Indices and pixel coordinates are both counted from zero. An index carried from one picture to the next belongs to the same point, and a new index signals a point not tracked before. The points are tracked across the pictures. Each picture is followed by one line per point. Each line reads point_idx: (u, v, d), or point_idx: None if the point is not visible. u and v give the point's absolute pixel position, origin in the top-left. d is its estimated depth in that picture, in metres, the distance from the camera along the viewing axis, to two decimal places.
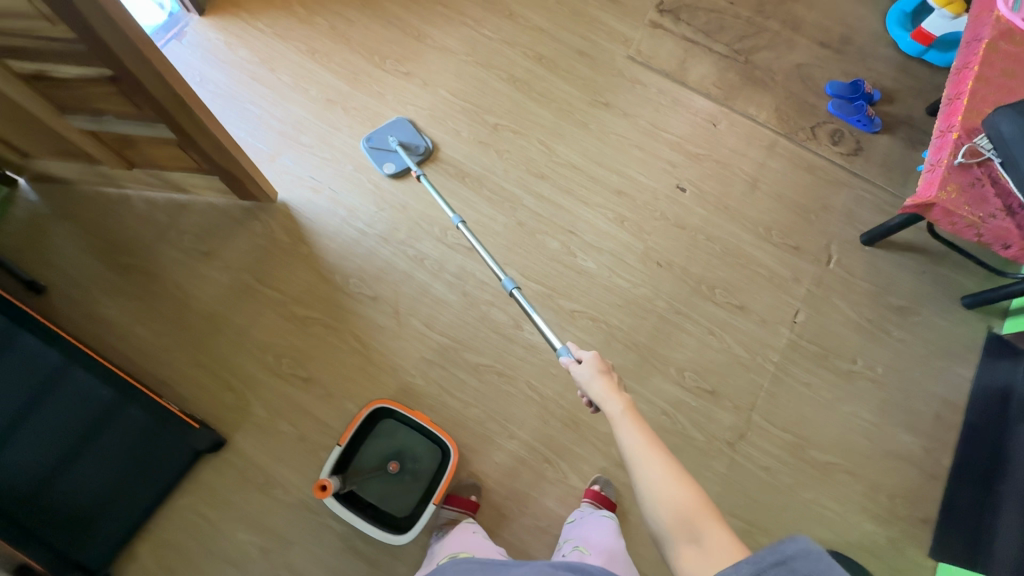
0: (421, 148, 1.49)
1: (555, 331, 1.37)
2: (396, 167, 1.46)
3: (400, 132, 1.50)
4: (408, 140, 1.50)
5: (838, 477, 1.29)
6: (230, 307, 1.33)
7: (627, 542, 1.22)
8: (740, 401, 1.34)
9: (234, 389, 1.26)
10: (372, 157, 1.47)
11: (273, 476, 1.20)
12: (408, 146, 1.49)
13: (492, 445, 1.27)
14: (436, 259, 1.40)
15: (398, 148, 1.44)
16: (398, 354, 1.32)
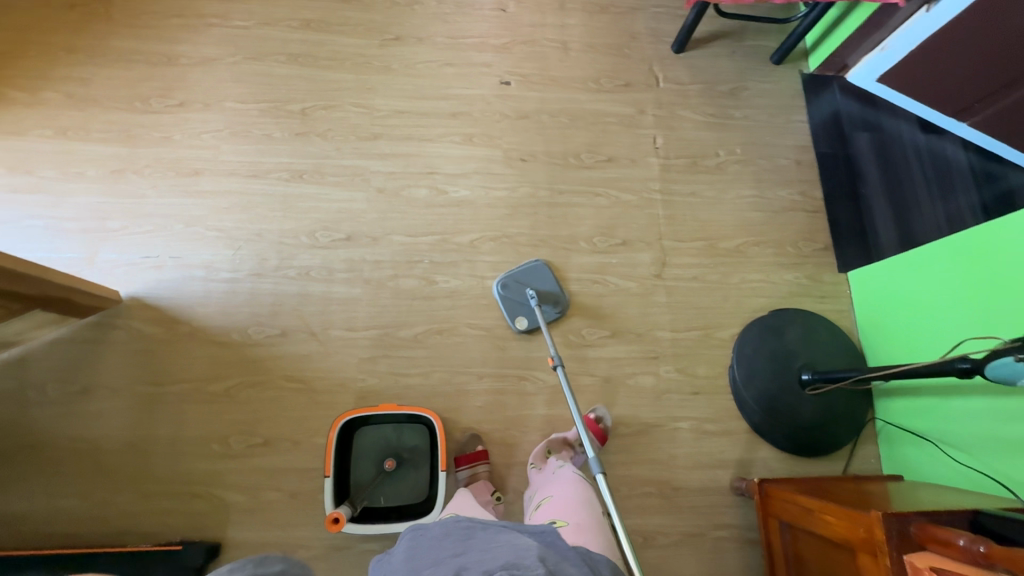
0: (557, 308, 1.34)
1: (467, 267, 1.38)
2: (530, 321, 1.32)
3: (539, 278, 1.35)
4: (550, 291, 1.35)
5: (749, 253, 1.46)
6: (144, 424, 1.20)
7: (621, 400, 1.32)
8: (649, 236, 1.44)
9: (199, 493, 1.17)
10: (506, 306, 1.33)
11: (288, 541, 1.16)
12: (548, 296, 1.35)
13: (469, 393, 1.29)
14: (322, 266, 1.34)
15: (536, 308, 1.30)
16: (339, 368, 1.28)
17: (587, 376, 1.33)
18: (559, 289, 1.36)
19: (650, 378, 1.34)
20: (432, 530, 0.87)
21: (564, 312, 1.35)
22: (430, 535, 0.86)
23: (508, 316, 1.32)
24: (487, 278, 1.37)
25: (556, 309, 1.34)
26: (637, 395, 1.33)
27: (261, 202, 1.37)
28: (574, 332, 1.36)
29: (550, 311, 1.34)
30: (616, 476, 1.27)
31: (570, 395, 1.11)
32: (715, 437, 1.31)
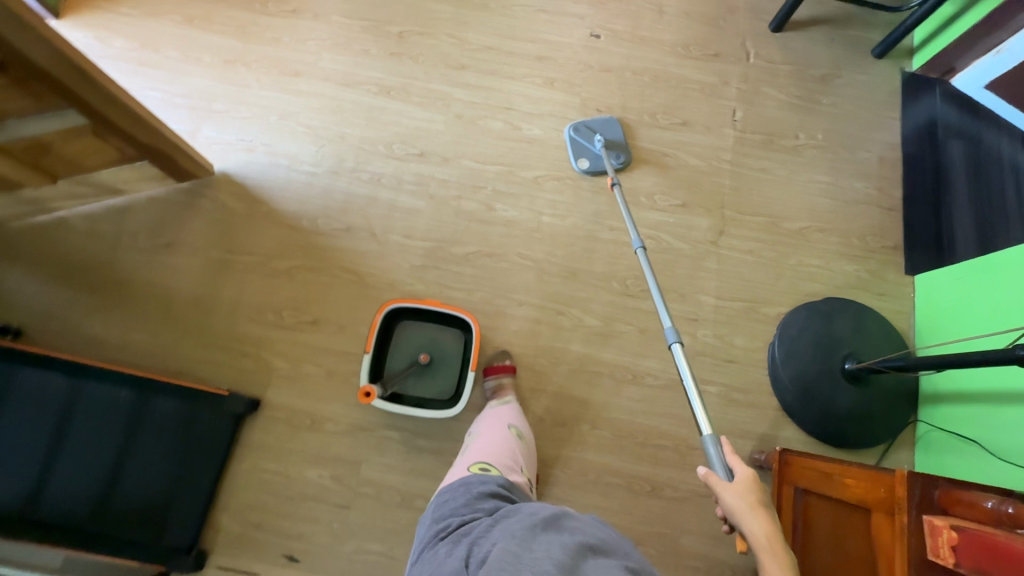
0: (621, 158, 1.44)
1: (526, 201, 1.42)
2: (592, 162, 1.43)
3: (608, 128, 1.46)
4: (615, 142, 1.45)
5: (812, 238, 1.42)
6: (214, 284, 1.33)
7: (654, 354, 1.33)
8: (710, 204, 1.44)
9: (249, 353, 1.28)
10: (573, 147, 1.45)
11: (319, 414, 1.25)
12: (614, 146, 1.45)
13: (507, 317, 1.33)
14: (392, 175, 1.42)
15: (601, 150, 1.41)
16: (391, 270, 1.35)
17: (624, 325, 1.34)
18: (626, 143, 1.46)
19: (686, 339, 1.34)
20: (436, 504, 0.86)
21: (627, 165, 1.45)
22: (435, 507, 0.85)
23: (573, 155, 1.44)
24: (543, 214, 1.41)
25: (621, 159, 1.44)
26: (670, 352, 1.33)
27: (349, 109, 1.46)
28: (619, 280, 1.37)
29: (614, 159, 1.44)
30: (634, 423, 1.28)
31: (649, 271, 1.16)
32: (741, 408, 1.30)
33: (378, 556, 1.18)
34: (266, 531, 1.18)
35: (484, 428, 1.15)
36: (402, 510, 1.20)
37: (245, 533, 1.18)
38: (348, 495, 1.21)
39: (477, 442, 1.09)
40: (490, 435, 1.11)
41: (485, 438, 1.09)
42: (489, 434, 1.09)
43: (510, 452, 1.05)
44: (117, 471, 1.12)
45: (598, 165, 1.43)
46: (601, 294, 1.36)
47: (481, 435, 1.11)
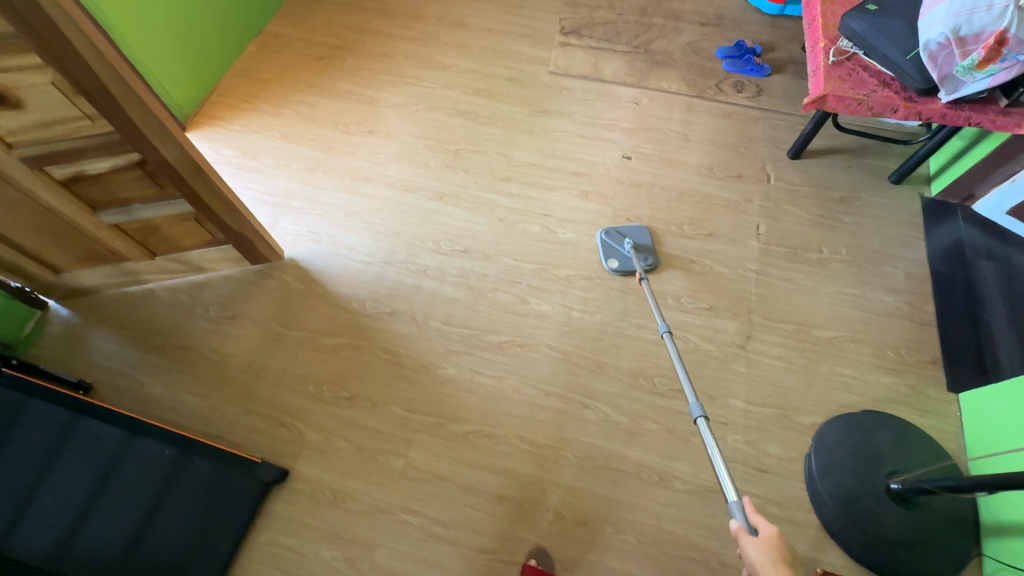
0: (650, 260, 1.53)
1: (558, 296, 1.51)
2: (621, 263, 1.53)
3: (637, 233, 1.58)
4: (644, 246, 1.56)
5: (843, 346, 1.42)
6: (265, 355, 1.44)
7: (682, 455, 1.29)
8: (737, 309, 1.48)
9: (286, 423, 1.34)
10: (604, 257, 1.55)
11: (342, 489, 1.26)
12: (643, 249, 1.56)
13: (532, 405, 1.35)
14: (437, 267, 1.57)
15: (631, 251, 1.52)
16: (427, 352, 1.43)
17: (651, 422, 1.33)
18: (654, 247, 1.57)
19: (715, 442, 1.30)
20: None
21: (655, 267, 1.54)
22: None
23: (604, 255, 1.55)
24: (573, 309, 1.49)
25: (649, 262, 1.53)
26: (700, 455, 1.29)
27: (406, 209, 1.67)
28: (646, 377, 1.39)
29: (643, 261, 1.53)
30: (660, 530, 1.21)
31: (676, 355, 1.21)
32: (778, 523, 1.21)
33: None
34: None
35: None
36: None
37: None
38: None
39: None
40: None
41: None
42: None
43: None
44: (143, 529, 1.14)
45: (628, 267, 1.53)
46: (627, 389, 1.37)
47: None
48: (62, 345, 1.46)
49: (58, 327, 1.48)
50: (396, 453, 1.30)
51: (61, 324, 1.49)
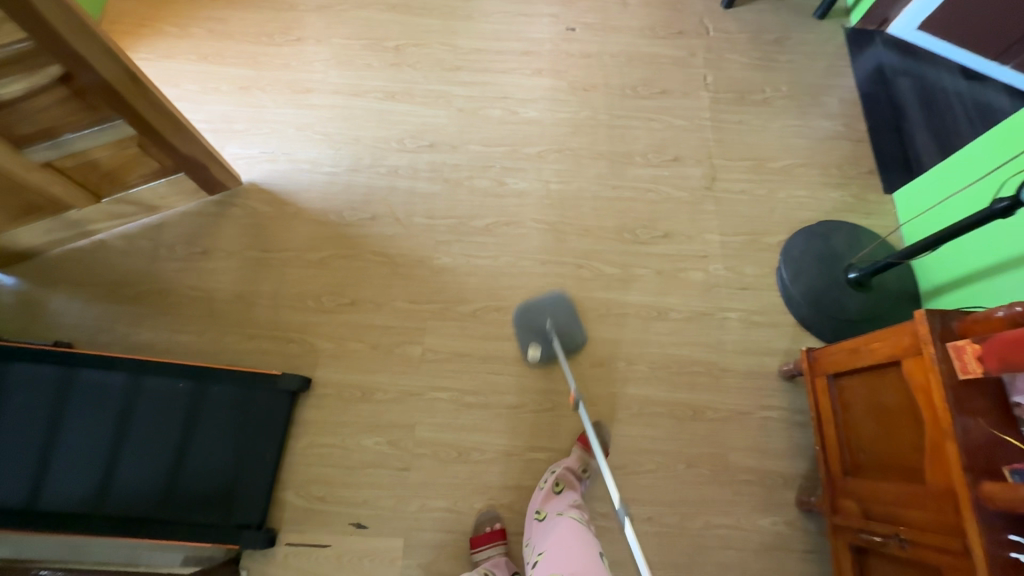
0: (575, 337, 1.35)
1: (532, 173, 1.54)
2: (572, 106, 1.63)
3: (591, 71, 1.68)
4: (569, 325, 1.36)
5: (795, 172, 1.56)
6: (251, 282, 1.40)
7: (673, 291, 1.41)
8: (699, 156, 1.57)
9: (294, 339, 1.34)
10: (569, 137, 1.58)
11: (368, 385, 1.30)
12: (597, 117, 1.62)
13: (530, 275, 1.42)
14: (407, 166, 1.54)
15: (551, 338, 1.31)
16: (418, 247, 1.44)
17: (640, 269, 1.43)
18: (612, 115, 1.62)
19: (700, 274, 1.43)
20: None
21: (617, 132, 1.59)
22: None
23: (523, 342, 1.33)
24: (550, 182, 1.53)
25: (573, 343, 1.34)
26: (689, 288, 1.41)
27: (360, 114, 1.60)
28: (628, 231, 1.47)
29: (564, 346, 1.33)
30: (667, 356, 1.35)
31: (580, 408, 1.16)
32: (763, 328, 1.38)
33: (444, 512, 1.20)
34: (330, 502, 1.20)
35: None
36: (460, 464, 1.24)
37: (310, 507, 1.20)
38: (406, 458, 1.24)
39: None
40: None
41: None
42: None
43: None
44: (182, 459, 1.14)
45: (576, 101, 1.64)
46: (614, 245, 1.45)
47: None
48: (21, 314, 1.34)
49: (9, 297, 1.35)
50: (411, 343, 1.34)
51: (11, 293, 1.36)
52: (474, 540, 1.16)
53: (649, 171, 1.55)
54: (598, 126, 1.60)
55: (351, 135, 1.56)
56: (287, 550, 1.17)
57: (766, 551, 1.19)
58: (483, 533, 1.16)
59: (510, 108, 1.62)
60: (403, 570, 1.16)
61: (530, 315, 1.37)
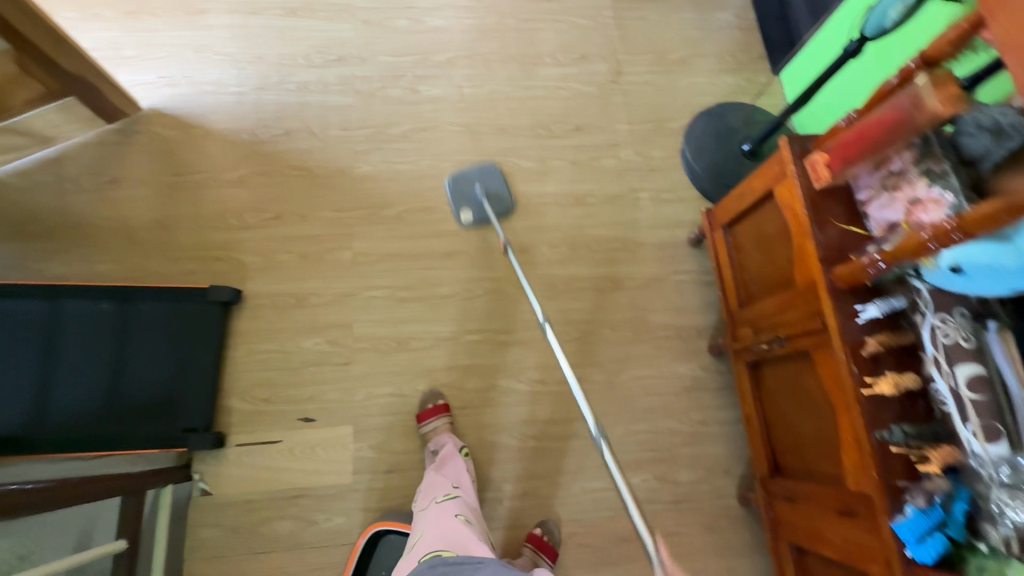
0: (505, 205, 1.39)
1: (444, 80, 1.56)
2: (478, 12, 1.64)
3: None
4: (498, 190, 1.39)
5: (693, 62, 1.65)
6: (168, 206, 1.37)
7: (589, 179, 1.49)
8: (604, 52, 1.63)
9: (220, 257, 1.34)
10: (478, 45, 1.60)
11: (301, 291, 1.32)
12: (506, 21, 1.64)
13: (452, 176, 1.46)
14: (317, 81, 1.52)
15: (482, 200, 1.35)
16: (337, 158, 1.45)
17: (556, 161, 1.50)
18: (517, 19, 1.65)
19: (612, 161, 1.52)
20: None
21: (525, 35, 1.63)
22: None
23: (454, 206, 1.36)
24: (463, 87, 1.56)
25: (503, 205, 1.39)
26: (602, 174, 1.50)
27: (261, 33, 1.55)
28: (543, 127, 1.53)
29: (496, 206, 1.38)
30: (587, 237, 1.44)
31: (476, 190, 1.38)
32: (671, 203, 1.49)
33: (389, 397, 1.26)
34: (276, 402, 1.24)
35: (428, 522, 1.00)
36: (401, 353, 1.30)
37: (257, 409, 1.23)
38: (347, 353, 1.29)
39: (424, 539, 0.97)
40: (437, 526, 0.98)
41: (432, 526, 0.98)
42: (428, 517, 1.01)
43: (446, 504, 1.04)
44: (116, 375, 1.12)
45: (481, 7, 1.65)
46: (531, 141, 1.51)
47: (424, 525, 1.00)
48: None
49: None
50: (341, 248, 1.37)
51: None
52: (422, 415, 1.23)
53: (558, 70, 1.60)
54: (505, 30, 1.63)
55: (254, 54, 1.52)
56: (239, 450, 1.20)
57: (685, 392, 1.33)
58: (428, 408, 1.23)
59: (417, 18, 1.62)
60: (356, 452, 1.22)
61: (461, 184, 1.38)
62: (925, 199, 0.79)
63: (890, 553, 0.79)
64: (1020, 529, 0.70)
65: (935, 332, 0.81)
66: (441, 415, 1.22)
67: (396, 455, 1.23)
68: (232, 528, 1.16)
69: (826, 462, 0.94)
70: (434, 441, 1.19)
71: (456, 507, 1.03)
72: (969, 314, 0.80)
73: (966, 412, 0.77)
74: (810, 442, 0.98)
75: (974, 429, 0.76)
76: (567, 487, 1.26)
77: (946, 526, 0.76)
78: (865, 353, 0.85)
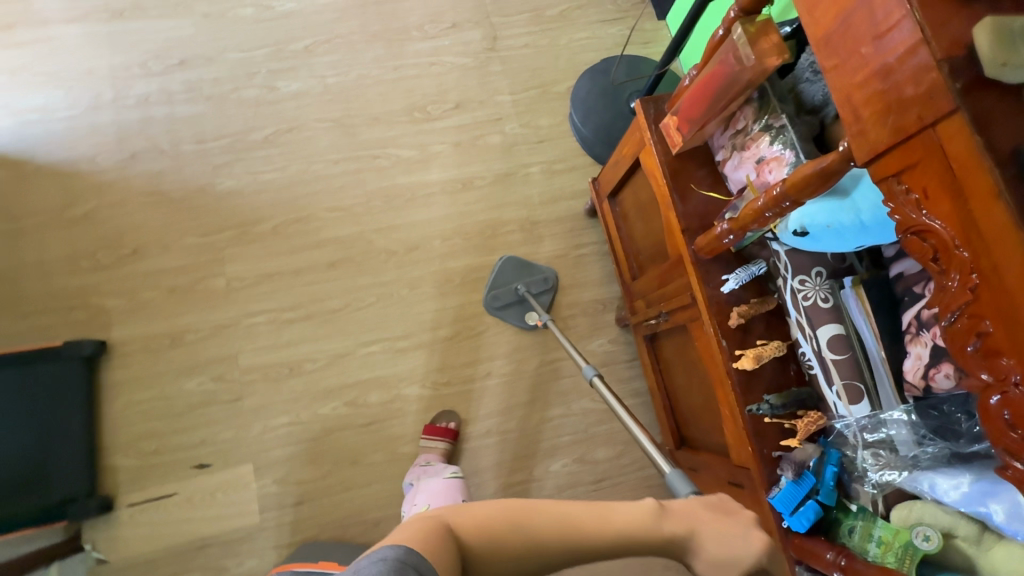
0: None
1: (304, 71, 1.42)
2: None
3: None
4: None
5: (574, 15, 1.54)
6: (7, 258, 1.23)
7: (475, 159, 1.40)
8: (477, 17, 1.50)
9: (77, 306, 1.22)
10: (346, 10, 1.47)
11: (176, 329, 1.22)
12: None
13: (326, 178, 1.35)
14: (159, 91, 1.36)
15: None
16: (194, 176, 1.31)
17: (438, 145, 1.40)
18: None
19: (498, 137, 1.42)
20: None
21: (387, 9, 1.48)
22: None
23: None
24: (326, 76, 1.42)
25: None
26: (488, 152, 1.41)
27: (85, 43, 1.37)
28: (419, 110, 1.42)
29: None
30: (479, 221, 1.36)
31: None
32: (563, 174, 1.42)
33: (289, 426, 1.20)
34: (165, 452, 1.16)
35: (433, 495, 1.03)
36: (295, 378, 1.23)
37: (145, 463, 1.15)
38: (236, 387, 1.21)
39: None
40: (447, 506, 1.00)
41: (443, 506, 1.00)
42: (439, 493, 1.03)
43: (450, 491, 1.04)
44: None
45: None
46: (393, 136, 1.39)
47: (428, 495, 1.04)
48: None
49: None
50: (212, 276, 1.26)
51: None
52: (428, 429, 1.21)
53: (429, 43, 1.47)
54: (365, 6, 1.48)
55: (80, 70, 1.35)
56: (131, 509, 1.13)
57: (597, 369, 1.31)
58: (437, 426, 1.20)
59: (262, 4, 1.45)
60: (260, 489, 1.17)
61: None
62: (768, 157, 0.74)
63: (769, 524, 0.78)
64: (883, 488, 0.70)
65: (796, 297, 0.77)
66: (445, 437, 1.20)
67: (304, 485, 1.18)
68: None
69: (715, 432, 0.93)
70: (423, 458, 1.16)
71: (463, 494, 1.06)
72: (826, 274, 0.77)
73: (830, 374, 0.75)
74: (701, 413, 0.96)
75: (838, 392, 0.74)
76: (489, 486, 1.23)
77: (817, 492, 0.74)
78: (732, 325, 0.82)
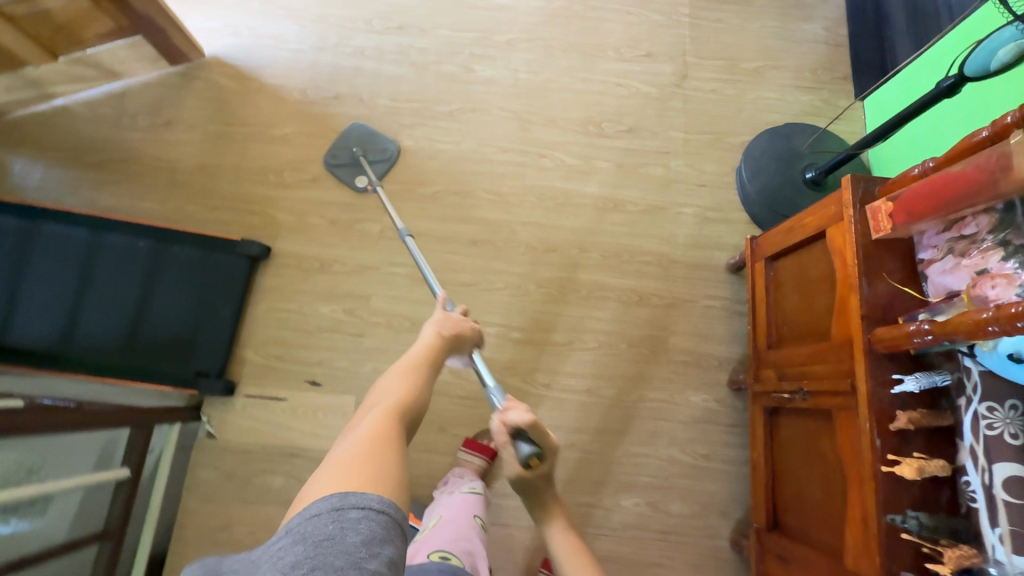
0: None
1: (501, 62, 1.51)
2: None
3: None
4: None
5: (770, 74, 1.53)
6: (214, 155, 1.40)
7: (631, 184, 1.43)
8: (672, 53, 1.53)
9: (255, 211, 1.37)
10: (553, 17, 1.55)
11: (327, 257, 1.34)
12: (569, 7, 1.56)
13: (490, 162, 1.43)
14: (374, 48, 1.50)
15: None
16: (381, 129, 1.44)
17: (600, 161, 1.44)
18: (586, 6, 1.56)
19: (660, 169, 1.44)
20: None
21: (590, 24, 1.55)
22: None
23: None
24: (518, 71, 1.50)
25: None
26: (646, 181, 1.43)
27: None
28: (593, 124, 1.47)
29: None
30: (619, 245, 1.38)
31: None
32: (715, 223, 1.41)
33: None
34: (287, 361, 1.27)
35: (448, 505, 1.04)
36: (412, 334, 1.30)
37: (268, 364, 1.27)
38: (361, 324, 1.30)
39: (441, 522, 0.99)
40: (458, 515, 1.00)
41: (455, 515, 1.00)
42: (454, 503, 1.04)
43: (463, 504, 1.04)
44: (143, 308, 1.18)
45: None
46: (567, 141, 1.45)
47: (446, 509, 1.03)
48: None
49: None
50: (370, 220, 1.37)
51: None
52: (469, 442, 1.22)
53: (620, 65, 1.52)
54: (570, 17, 1.55)
55: (315, 13, 1.51)
56: (246, 401, 1.25)
57: (695, 423, 1.28)
58: (477, 442, 1.22)
59: None
60: None
61: None
62: (995, 272, 0.71)
63: None
64: None
65: (979, 421, 0.73)
66: (483, 454, 1.21)
67: None
68: (230, 473, 1.21)
69: (828, 529, 0.88)
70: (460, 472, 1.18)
71: (478, 508, 1.04)
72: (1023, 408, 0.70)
73: (997, 515, 0.69)
74: (814, 503, 0.93)
75: (1001, 534, 0.68)
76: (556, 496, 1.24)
77: None
78: (892, 428, 0.78)
